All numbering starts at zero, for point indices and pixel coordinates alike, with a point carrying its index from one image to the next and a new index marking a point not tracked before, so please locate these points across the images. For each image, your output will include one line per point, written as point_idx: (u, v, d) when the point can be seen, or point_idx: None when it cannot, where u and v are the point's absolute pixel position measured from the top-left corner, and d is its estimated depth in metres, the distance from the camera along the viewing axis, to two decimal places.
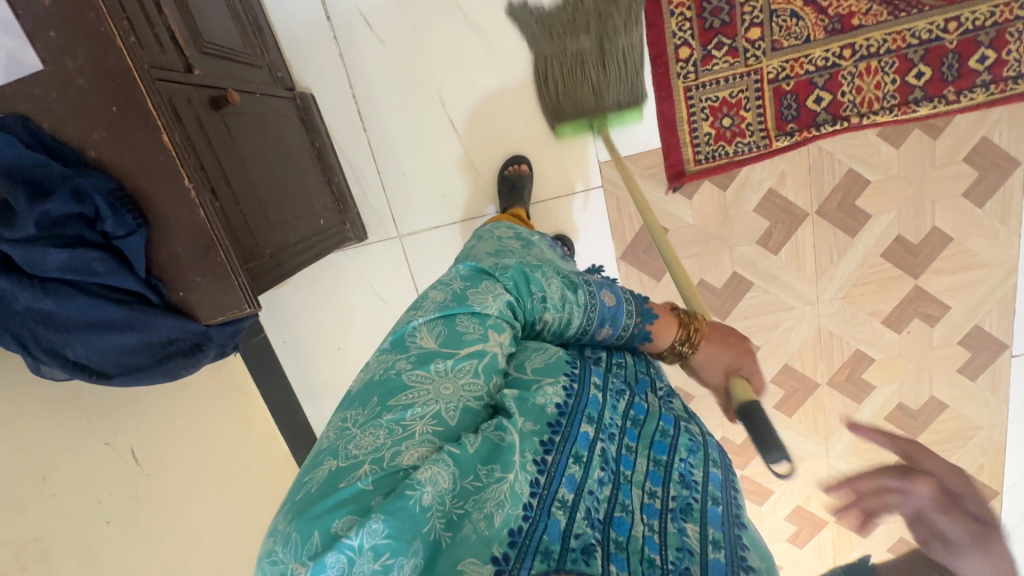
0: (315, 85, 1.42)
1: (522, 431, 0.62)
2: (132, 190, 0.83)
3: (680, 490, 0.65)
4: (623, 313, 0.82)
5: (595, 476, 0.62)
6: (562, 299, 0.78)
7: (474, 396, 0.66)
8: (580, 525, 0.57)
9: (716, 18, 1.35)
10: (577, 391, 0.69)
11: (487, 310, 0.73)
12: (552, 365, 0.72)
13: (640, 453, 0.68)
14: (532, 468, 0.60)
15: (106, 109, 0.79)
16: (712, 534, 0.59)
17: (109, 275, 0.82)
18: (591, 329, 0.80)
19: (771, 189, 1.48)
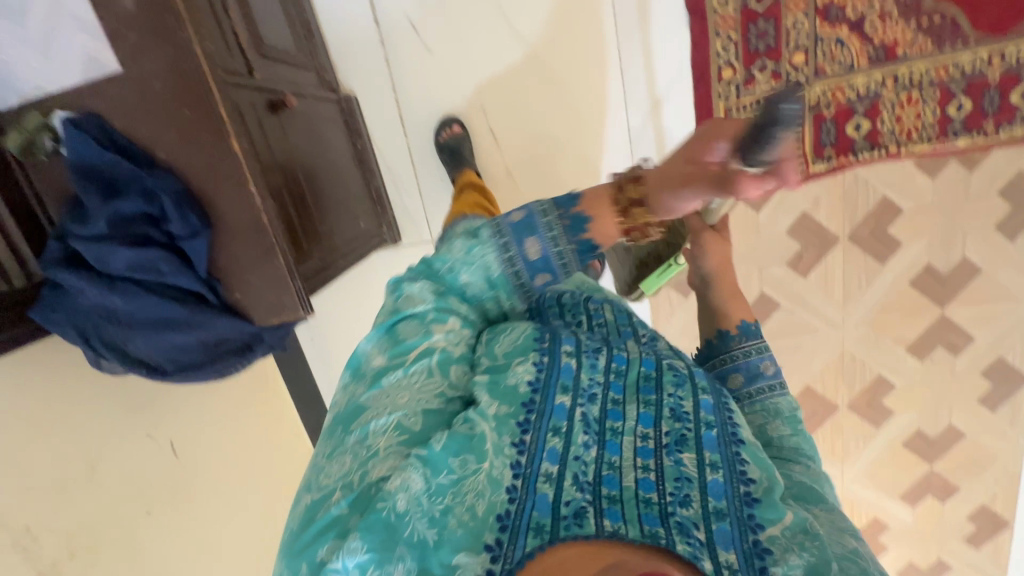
0: (358, 87, 1.43)
1: (492, 420, 0.63)
2: (195, 191, 0.84)
3: (673, 423, 0.65)
4: (541, 226, 0.72)
5: (581, 439, 0.63)
6: (467, 252, 0.74)
7: (440, 395, 0.67)
8: (569, 491, 0.58)
9: (761, 42, 1.35)
10: (549, 362, 0.68)
11: (427, 312, 0.72)
12: (520, 343, 0.71)
13: (626, 400, 0.68)
14: (511, 451, 0.61)
15: (177, 111, 0.81)
16: (708, 458, 0.62)
17: (173, 274, 0.84)
18: (522, 262, 0.73)
19: (804, 214, 1.51)
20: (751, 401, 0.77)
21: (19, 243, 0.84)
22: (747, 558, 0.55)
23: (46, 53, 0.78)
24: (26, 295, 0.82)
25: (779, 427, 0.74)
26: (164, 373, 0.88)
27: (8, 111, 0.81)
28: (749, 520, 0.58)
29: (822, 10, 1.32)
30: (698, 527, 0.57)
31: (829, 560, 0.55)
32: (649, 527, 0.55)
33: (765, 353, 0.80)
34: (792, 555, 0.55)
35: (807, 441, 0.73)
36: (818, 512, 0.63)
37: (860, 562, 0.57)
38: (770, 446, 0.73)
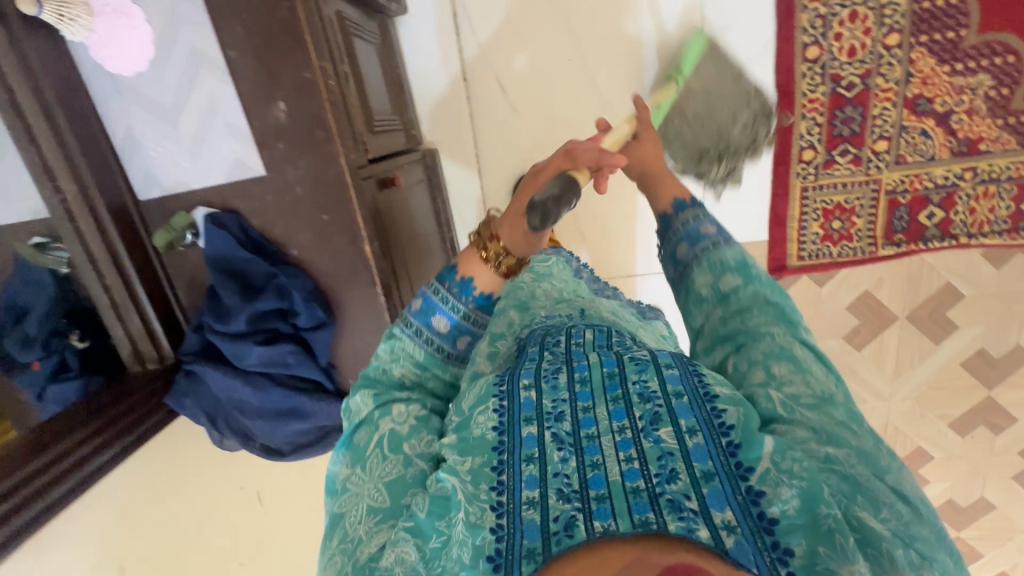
0: (440, 141, 1.46)
1: (465, 474, 0.51)
2: (325, 288, 0.88)
3: (643, 404, 0.51)
4: (438, 302, 0.64)
5: (557, 455, 0.49)
6: (390, 350, 0.65)
7: (403, 461, 0.57)
8: (555, 506, 0.46)
9: (845, 127, 1.36)
10: (509, 403, 0.54)
11: (375, 415, 0.61)
12: (481, 393, 0.57)
13: (595, 402, 0.52)
14: (489, 495, 0.49)
15: (316, 216, 0.83)
16: (685, 426, 0.48)
17: (299, 366, 0.87)
18: (440, 340, 0.65)
19: (867, 292, 1.53)
20: (699, 261, 0.65)
21: (155, 326, 0.87)
22: (745, 510, 0.44)
23: (194, 153, 0.81)
24: (163, 381, 0.87)
25: (731, 279, 0.63)
26: (281, 454, 0.92)
27: (152, 202, 0.84)
28: (738, 470, 0.46)
29: (911, 101, 1.33)
30: (690, 499, 0.45)
31: (821, 487, 0.45)
32: (640, 514, 0.43)
33: (710, 216, 0.70)
34: (785, 488, 0.45)
35: (767, 289, 0.61)
36: (810, 422, 0.51)
37: (842, 471, 0.47)
38: (725, 302, 0.62)
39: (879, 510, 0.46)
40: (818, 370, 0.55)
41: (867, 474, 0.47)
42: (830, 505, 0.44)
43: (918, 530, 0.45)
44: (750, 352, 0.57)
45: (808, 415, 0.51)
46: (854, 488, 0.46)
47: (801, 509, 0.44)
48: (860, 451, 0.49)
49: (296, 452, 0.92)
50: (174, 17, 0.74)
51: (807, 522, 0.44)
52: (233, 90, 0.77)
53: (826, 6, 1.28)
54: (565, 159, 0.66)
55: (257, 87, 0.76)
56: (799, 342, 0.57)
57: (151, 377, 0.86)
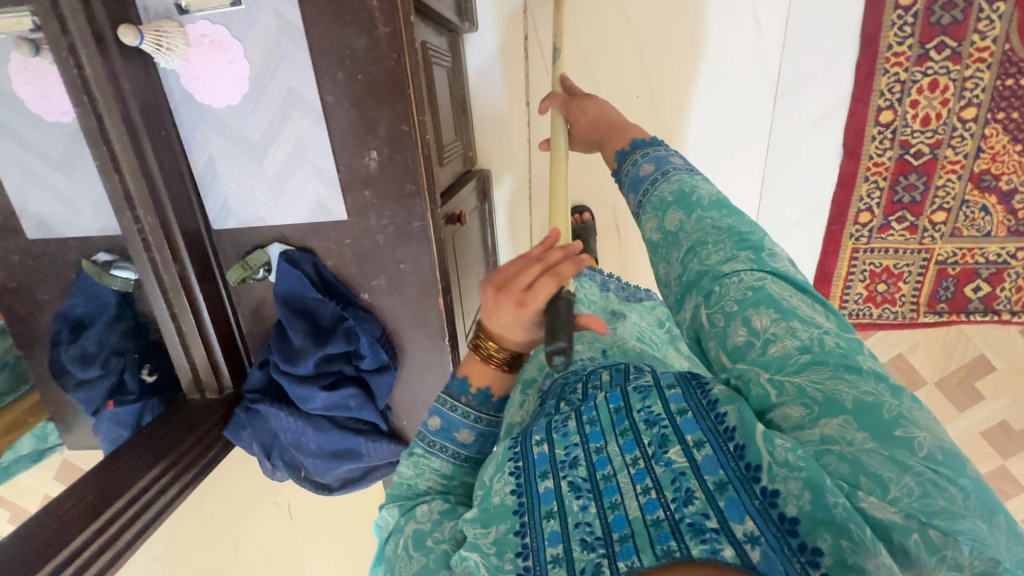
0: (494, 162, 1.43)
1: (488, 547, 0.47)
2: (392, 334, 0.87)
3: (648, 430, 0.48)
4: (447, 412, 0.61)
5: (577, 505, 0.46)
6: (413, 464, 0.62)
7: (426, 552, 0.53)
8: (580, 559, 0.43)
9: (907, 194, 1.35)
10: (523, 462, 0.50)
11: (400, 521, 0.57)
12: (498, 454, 0.55)
13: (606, 440, 0.49)
14: (515, 564, 0.45)
15: (394, 266, 0.82)
16: (692, 441, 0.46)
17: (359, 408, 0.86)
18: (464, 450, 0.62)
19: (900, 355, 1.54)
20: (642, 208, 0.60)
21: (219, 358, 0.85)
22: (765, 515, 0.40)
23: (275, 190, 0.79)
24: (223, 412, 0.85)
25: (674, 215, 0.56)
26: (329, 489, 0.92)
27: (225, 233, 0.83)
28: (748, 472, 0.42)
29: (976, 175, 1.31)
30: (710, 517, 0.42)
31: (824, 475, 0.39)
32: (662, 544, 0.41)
33: (653, 152, 0.63)
34: (792, 482, 0.40)
35: (711, 213, 0.54)
36: (797, 392, 0.43)
37: (842, 450, 0.40)
38: (676, 243, 0.55)
39: (886, 488, 0.38)
40: (803, 309, 0.47)
41: (870, 443, 0.39)
42: (837, 492, 0.38)
43: (936, 501, 0.37)
44: (715, 298, 0.49)
45: (795, 379, 0.43)
46: (855, 469, 0.39)
47: (815, 502, 0.39)
48: (857, 409, 0.41)
49: (343, 488, 0.93)
50: (274, 55, 0.71)
51: (824, 516, 0.38)
52: (326, 134, 0.74)
53: (907, 71, 1.25)
54: (554, 279, 0.53)
55: (351, 133, 0.74)
56: (770, 277, 0.49)
57: (211, 408, 0.85)
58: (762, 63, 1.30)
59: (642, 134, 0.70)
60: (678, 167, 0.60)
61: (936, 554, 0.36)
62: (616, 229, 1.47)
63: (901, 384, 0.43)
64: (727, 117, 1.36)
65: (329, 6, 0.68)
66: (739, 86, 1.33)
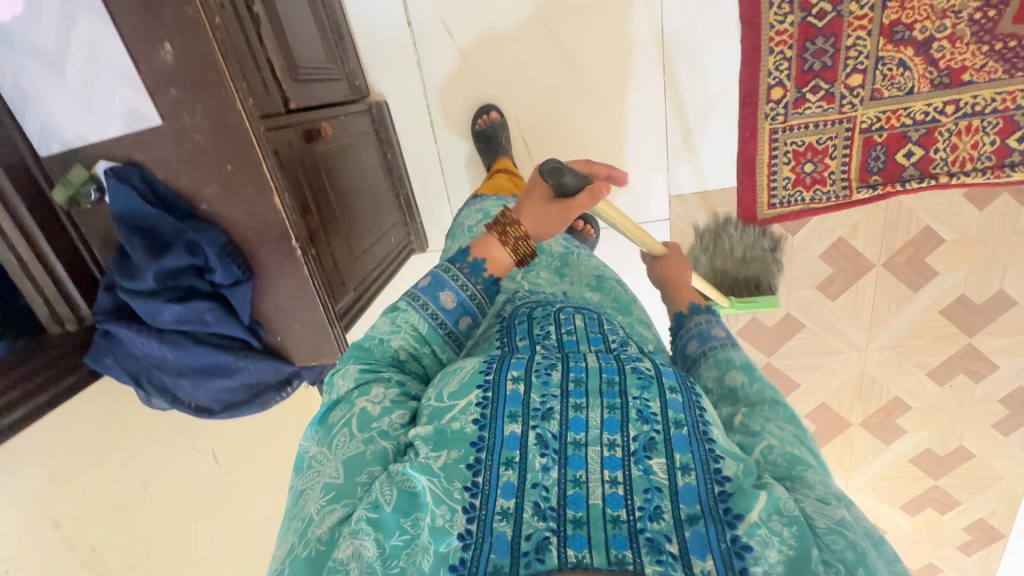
0: (388, 91, 1.39)
1: (438, 471, 0.49)
2: (240, 244, 0.85)
3: (639, 426, 0.50)
4: (448, 281, 0.64)
5: (539, 463, 0.48)
6: (391, 325, 0.64)
7: (367, 439, 0.54)
8: (528, 523, 0.45)
9: (817, 60, 1.27)
10: (493, 395, 0.52)
11: (352, 395, 0.58)
12: (465, 380, 0.54)
13: (587, 403, 0.51)
14: (462, 496, 0.47)
15: (221, 167, 0.80)
16: (679, 461, 0.48)
17: (219, 323, 0.85)
18: (445, 316, 0.64)
19: (842, 239, 1.47)
20: (705, 358, 0.65)
21: (71, 291, 0.86)
22: (728, 563, 0.43)
23: (85, 103, 0.77)
24: (82, 341, 0.85)
25: (737, 377, 0.61)
26: (211, 413, 0.92)
27: (52, 158, 0.81)
28: (725, 515, 0.45)
29: (887, 28, 1.23)
30: (670, 542, 0.44)
31: (812, 551, 0.44)
32: (616, 551, 0.43)
33: (718, 321, 0.70)
34: (770, 549, 0.44)
35: (771, 390, 0.60)
36: (815, 492, 0.49)
37: (851, 537, 0.46)
38: (731, 398, 0.60)
39: None
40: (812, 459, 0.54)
41: (870, 550, 0.46)
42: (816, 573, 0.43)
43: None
44: (758, 423, 0.56)
45: (823, 489, 0.50)
46: (857, 560, 0.44)
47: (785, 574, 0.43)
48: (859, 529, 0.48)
49: (227, 411, 0.93)
50: None
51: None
52: (115, 31, 0.72)
53: None
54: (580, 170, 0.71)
55: (139, 25, 0.72)
56: (799, 434, 0.56)
57: (68, 337, 0.85)
58: (648, 15, 1.32)
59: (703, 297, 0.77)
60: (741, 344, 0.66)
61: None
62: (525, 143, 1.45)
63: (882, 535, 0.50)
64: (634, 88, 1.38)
65: None
66: None
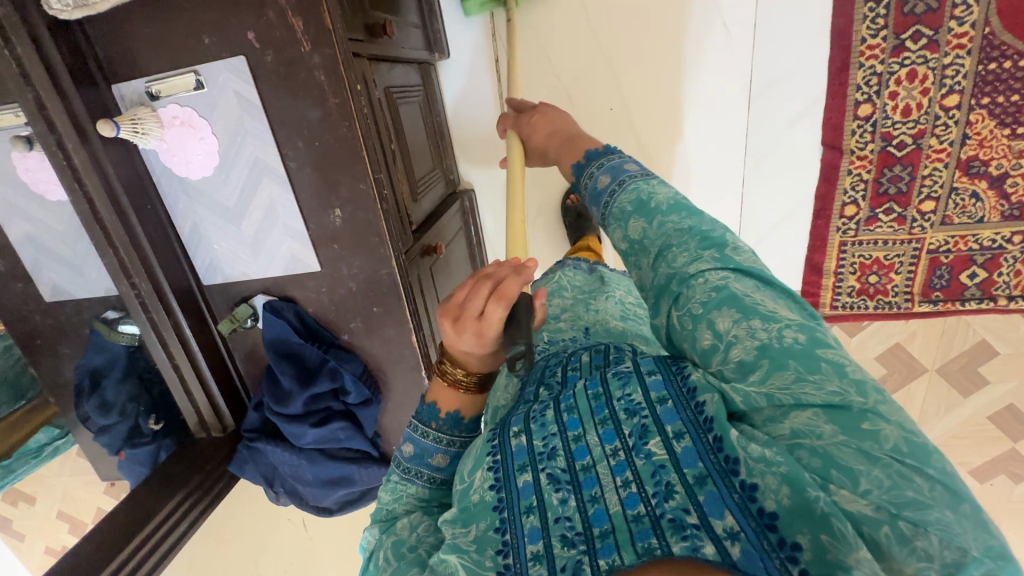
0: (477, 180, 1.48)
1: (470, 545, 0.47)
2: (374, 369, 0.94)
3: (627, 419, 0.48)
4: (421, 439, 0.61)
5: (557, 498, 0.46)
6: (392, 487, 0.63)
7: (405, 555, 0.54)
8: (561, 555, 0.44)
9: (893, 185, 1.33)
10: (501, 454, 0.51)
11: (382, 537, 0.58)
12: (478, 453, 0.54)
13: (584, 428, 0.49)
14: (496, 561, 0.46)
15: (368, 309, 0.88)
16: (670, 431, 0.46)
17: (349, 439, 0.94)
18: (439, 472, 0.61)
19: (898, 344, 1.53)
20: (607, 219, 0.64)
21: (219, 401, 0.95)
22: (743, 511, 0.40)
23: (255, 248, 0.86)
24: (227, 450, 0.94)
25: (636, 223, 0.59)
26: (330, 511, 0.99)
27: (215, 288, 0.90)
28: (726, 466, 0.42)
29: (964, 162, 1.29)
30: (690, 514, 0.42)
31: (799, 468, 0.39)
32: (642, 543, 0.41)
33: (607, 164, 0.70)
34: (766, 478, 0.40)
35: (671, 216, 0.57)
36: (772, 385, 0.43)
37: (817, 443, 0.40)
38: (642, 250, 0.58)
39: (858, 481, 0.38)
40: (766, 303, 0.48)
41: (837, 435, 0.40)
42: (815, 487, 0.38)
43: (907, 493, 0.37)
44: (682, 299, 0.51)
45: (788, 363, 0.43)
46: (827, 462, 0.39)
47: (792, 495, 0.39)
48: (828, 404, 0.41)
49: (344, 508, 1.00)
50: (238, 129, 0.77)
51: (799, 509, 0.38)
52: (293, 196, 0.81)
53: (884, 63, 1.23)
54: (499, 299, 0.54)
55: (316, 194, 0.80)
56: (733, 276, 0.50)
57: (216, 444, 0.94)
58: (733, 100, 1.35)
59: (602, 146, 0.77)
60: (633, 174, 0.65)
61: (909, 546, 0.36)
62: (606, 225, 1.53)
63: (864, 376, 0.43)
64: (696, 103, 1.37)
65: (284, 82, 0.74)
66: (756, 93, 1.33)
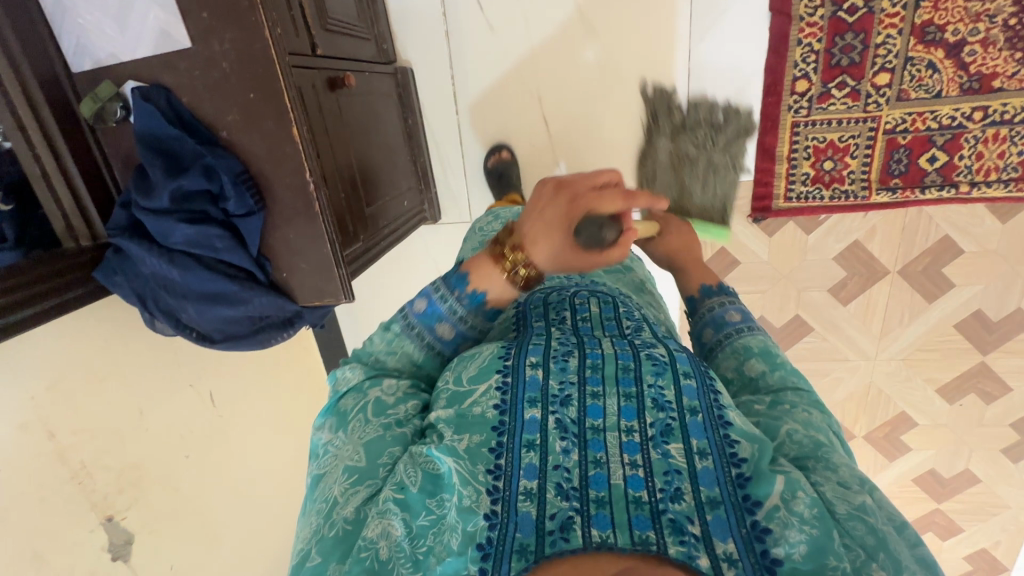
0: (415, 58, 1.43)
1: (462, 453, 0.54)
2: (256, 174, 0.86)
3: (655, 413, 0.56)
4: (439, 305, 0.66)
5: (560, 445, 0.54)
6: (388, 344, 0.68)
7: (385, 425, 0.61)
8: (552, 502, 0.51)
9: (845, 56, 1.26)
10: (512, 380, 0.59)
11: (364, 385, 0.65)
12: (484, 366, 0.62)
13: (605, 394, 0.58)
14: (485, 478, 0.53)
15: (243, 94, 0.82)
16: (696, 446, 0.54)
17: (227, 251, 0.87)
18: (441, 344, 0.68)
19: (857, 242, 1.44)
20: (723, 346, 0.70)
21: (87, 202, 0.88)
22: (749, 545, 0.48)
23: (121, 21, 0.80)
24: (92, 255, 0.88)
25: (756, 365, 0.67)
26: (211, 341, 0.94)
27: (84, 75, 0.84)
28: (745, 502, 0.50)
29: (919, 28, 1.22)
30: (693, 523, 0.49)
31: (832, 538, 0.48)
32: (639, 532, 0.48)
33: (737, 302, 0.74)
34: (793, 530, 0.48)
35: (792, 376, 0.65)
36: (839, 474, 0.54)
37: (871, 523, 0.50)
38: (751, 386, 0.66)
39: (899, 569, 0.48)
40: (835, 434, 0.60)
41: (891, 533, 0.50)
42: (838, 556, 0.47)
43: None
44: (781, 408, 0.61)
45: (840, 470, 0.55)
46: (878, 544, 0.49)
47: (807, 555, 0.47)
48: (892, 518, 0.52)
49: (227, 341, 0.95)
50: None
51: (811, 569, 0.47)
52: None
53: None
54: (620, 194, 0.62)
55: None
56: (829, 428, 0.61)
57: (78, 250, 0.88)
58: None
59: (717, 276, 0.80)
60: (760, 326, 0.71)
61: None
62: (540, 107, 1.44)
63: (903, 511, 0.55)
64: None
65: None
66: None
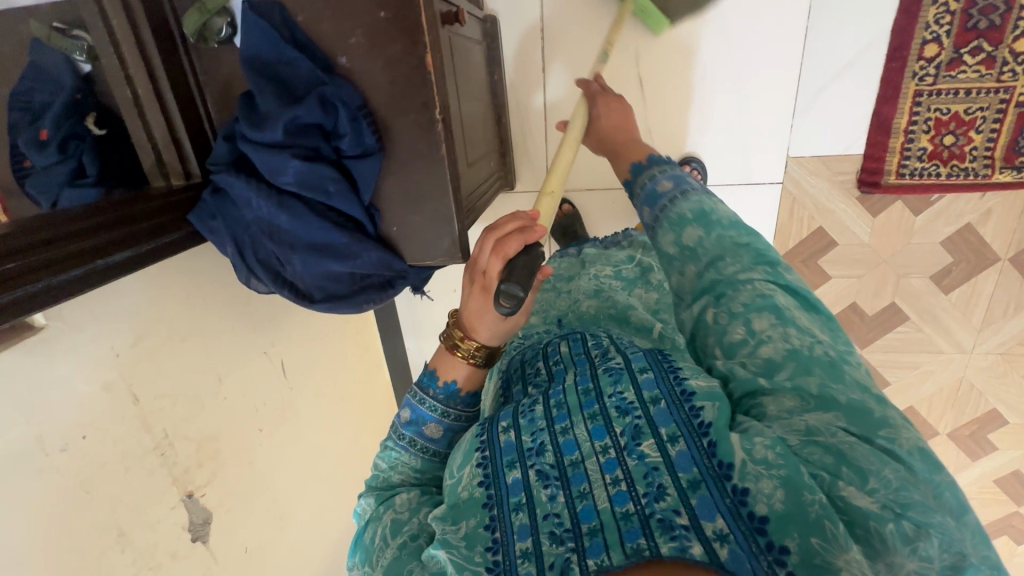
0: (501, 8, 1.32)
1: (460, 541, 0.50)
2: (376, 109, 0.74)
3: (621, 420, 0.52)
4: (423, 410, 0.65)
5: (545, 495, 0.50)
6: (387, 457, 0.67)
7: (400, 544, 0.57)
8: (549, 552, 0.46)
9: (984, 18, 1.15)
10: (490, 451, 0.55)
11: (379, 511, 0.62)
12: (466, 449, 0.58)
13: (573, 424, 0.53)
14: (485, 556, 0.49)
15: (371, 13, 0.70)
16: (664, 435, 0.49)
17: (338, 197, 0.76)
18: (433, 444, 0.66)
19: (969, 225, 1.34)
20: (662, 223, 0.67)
21: (181, 135, 0.78)
22: (733, 512, 0.44)
23: None
24: (188, 196, 0.78)
25: (693, 233, 0.63)
26: (310, 300, 0.84)
27: None
28: (721, 470, 0.46)
29: None
30: (679, 514, 0.45)
31: (801, 470, 0.44)
32: (631, 543, 0.44)
33: (670, 171, 0.74)
34: (765, 482, 0.44)
35: (731, 232, 0.61)
36: (788, 381, 0.50)
37: (825, 442, 0.46)
38: (692, 257, 0.63)
39: (865, 480, 0.44)
40: (801, 318, 0.54)
41: (853, 441, 0.46)
42: (813, 490, 0.43)
43: (911, 495, 0.43)
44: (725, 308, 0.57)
45: (785, 377, 0.50)
46: (838, 459, 0.45)
47: (787, 499, 0.43)
48: (850, 407, 0.47)
49: (327, 302, 0.85)
50: None
51: (797, 513, 0.42)
52: None
53: None
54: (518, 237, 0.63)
55: None
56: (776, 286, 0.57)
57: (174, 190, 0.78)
58: None
59: (649, 154, 0.82)
60: (696, 188, 0.69)
61: (910, 544, 0.41)
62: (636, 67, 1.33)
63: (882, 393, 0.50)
64: None
65: None
66: None
